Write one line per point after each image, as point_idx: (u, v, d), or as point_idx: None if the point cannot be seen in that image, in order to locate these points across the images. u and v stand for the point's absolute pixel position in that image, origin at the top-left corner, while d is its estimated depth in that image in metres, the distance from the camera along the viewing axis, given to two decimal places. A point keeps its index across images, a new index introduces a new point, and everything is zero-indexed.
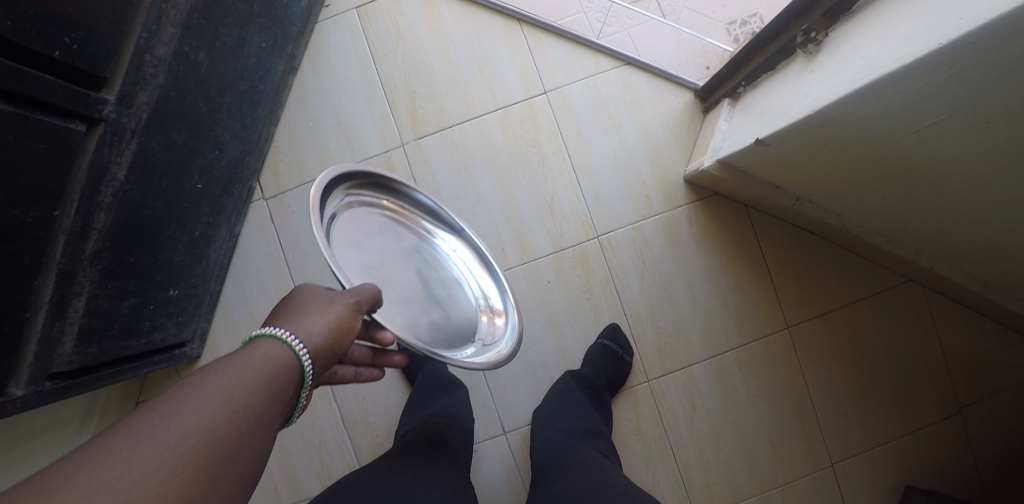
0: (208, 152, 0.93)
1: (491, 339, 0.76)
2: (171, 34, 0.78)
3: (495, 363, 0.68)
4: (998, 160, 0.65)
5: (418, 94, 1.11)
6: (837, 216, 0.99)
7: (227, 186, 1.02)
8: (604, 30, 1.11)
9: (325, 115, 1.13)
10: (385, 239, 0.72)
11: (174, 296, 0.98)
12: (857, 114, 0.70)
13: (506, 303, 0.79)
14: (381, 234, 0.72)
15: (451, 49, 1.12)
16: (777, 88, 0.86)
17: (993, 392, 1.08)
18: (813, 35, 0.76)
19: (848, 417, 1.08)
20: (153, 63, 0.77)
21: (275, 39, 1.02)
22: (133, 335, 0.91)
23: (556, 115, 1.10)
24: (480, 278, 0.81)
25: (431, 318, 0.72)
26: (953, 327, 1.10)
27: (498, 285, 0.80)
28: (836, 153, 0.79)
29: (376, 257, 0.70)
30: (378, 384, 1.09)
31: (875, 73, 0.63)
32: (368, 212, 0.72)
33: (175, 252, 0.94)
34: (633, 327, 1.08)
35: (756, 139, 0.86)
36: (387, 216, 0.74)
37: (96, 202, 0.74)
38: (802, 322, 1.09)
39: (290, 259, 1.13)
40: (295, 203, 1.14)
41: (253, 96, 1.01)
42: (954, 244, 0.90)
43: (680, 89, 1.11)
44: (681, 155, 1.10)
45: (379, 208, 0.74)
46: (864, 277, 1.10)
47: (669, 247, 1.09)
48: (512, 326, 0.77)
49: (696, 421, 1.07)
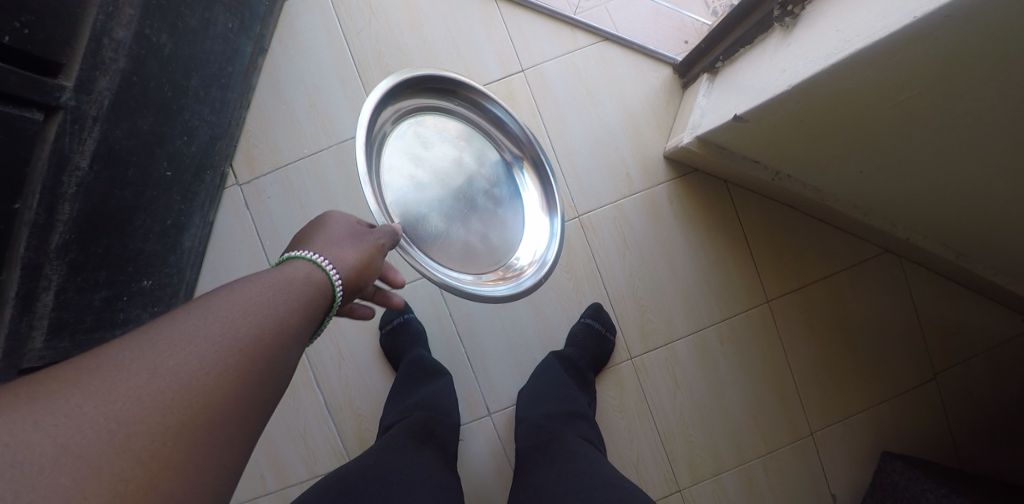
0: (176, 138, 0.90)
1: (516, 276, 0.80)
2: (129, 16, 0.74)
3: (491, 296, 0.72)
4: (972, 129, 0.66)
5: (393, 74, 1.09)
6: (815, 190, 0.99)
7: (198, 172, 1.00)
8: (581, 5, 1.09)
9: (296, 97, 1.09)
10: (465, 149, 0.81)
11: (147, 286, 0.96)
12: (833, 89, 0.69)
13: (547, 252, 0.82)
14: (464, 143, 0.81)
15: (425, 27, 1.09)
16: (755, 62, 0.85)
17: (966, 358, 1.11)
18: (790, 8, 0.76)
19: (827, 387, 1.10)
20: (112, 46, 0.73)
21: (242, 18, 0.98)
22: (107, 327, 0.89)
23: (534, 94, 1.08)
24: (539, 220, 0.86)
25: (467, 231, 0.78)
26: (928, 295, 1.12)
27: (552, 233, 0.84)
28: (813, 127, 0.79)
29: (445, 160, 0.79)
30: (361, 370, 1.09)
31: (850, 48, 0.62)
32: (462, 121, 0.82)
33: (146, 241, 0.91)
34: (616, 306, 1.08)
35: (734, 114, 0.86)
36: (478, 129, 0.84)
37: (60, 194, 0.72)
38: (782, 296, 1.10)
39: (266, 244, 1.09)
40: (269, 188, 1.09)
41: (222, 79, 0.98)
42: (930, 215, 0.91)
43: (659, 64, 1.10)
44: (660, 132, 1.09)
45: (472, 120, 0.83)
46: (843, 249, 1.11)
47: (650, 225, 1.09)
48: (536, 273, 0.79)
49: (679, 396, 1.08)
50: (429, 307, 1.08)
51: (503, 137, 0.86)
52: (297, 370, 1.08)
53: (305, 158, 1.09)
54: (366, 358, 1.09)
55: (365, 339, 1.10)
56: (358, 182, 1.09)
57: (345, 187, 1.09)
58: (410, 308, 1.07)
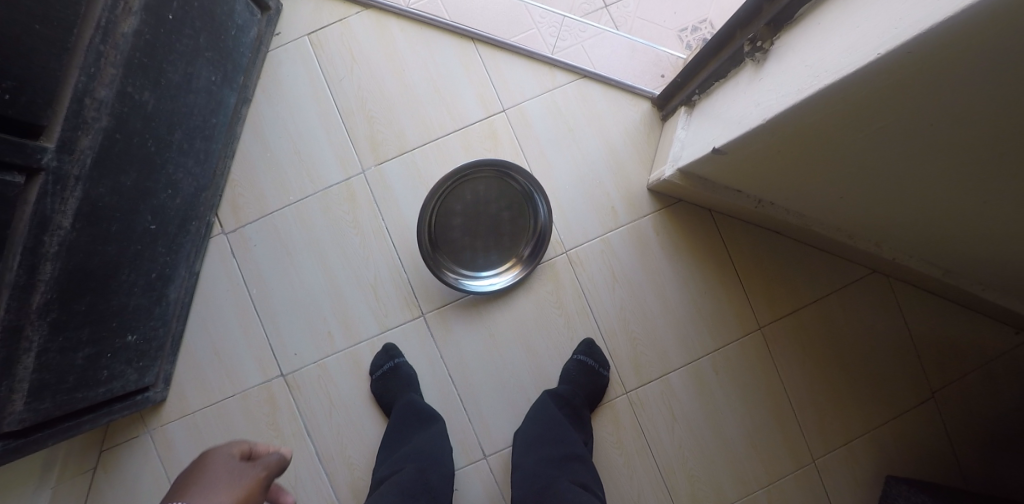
0: (161, 191, 0.89)
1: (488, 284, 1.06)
2: (112, 75, 0.75)
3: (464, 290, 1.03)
4: (947, 163, 0.66)
5: (375, 119, 1.10)
6: (799, 216, 1.00)
7: (183, 224, 0.98)
8: (558, 45, 1.11)
9: (281, 145, 1.10)
10: (496, 204, 1.04)
11: (133, 341, 0.93)
12: (806, 122, 0.70)
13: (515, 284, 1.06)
14: (496, 200, 1.04)
15: (407, 72, 1.10)
16: (729, 95, 0.87)
17: (963, 375, 1.10)
18: (759, 44, 0.78)
19: (826, 412, 1.09)
20: (94, 106, 0.73)
21: (224, 71, 0.99)
22: (90, 386, 0.87)
23: (515, 132, 1.10)
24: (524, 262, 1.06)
25: (473, 249, 1.05)
26: (921, 313, 1.11)
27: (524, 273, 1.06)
28: (790, 157, 0.80)
29: (479, 206, 1.03)
30: (353, 417, 1.06)
31: (819, 83, 0.62)
32: (500, 185, 1.04)
33: (131, 296, 0.90)
34: (608, 340, 1.08)
35: (713, 147, 0.87)
36: (508, 190, 1.04)
37: (41, 254, 0.71)
38: (774, 322, 1.10)
39: (254, 294, 1.08)
40: (256, 236, 1.08)
41: (205, 131, 0.98)
42: (915, 237, 0.91)
43: (638, 99, 1.12)
44: (643, 164, 1.10)
45: (507, 183, 1.04)
46: (832, 272, 1.11)
47: (638, 257, 1.09)
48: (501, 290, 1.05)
49: (677, 429, 1.07)
50: (419, 349, 1.07)
51: (529, 203, 1.05)
52: (288, 421, 1.06)
53: (292, 205, 1.09)
54: (358, 405, 1.07)
55: (356, 384, 1.07)
56: (344, 227, 1.08)
57: (331, 233, 1.08)
58: (400, 352, 1.06)
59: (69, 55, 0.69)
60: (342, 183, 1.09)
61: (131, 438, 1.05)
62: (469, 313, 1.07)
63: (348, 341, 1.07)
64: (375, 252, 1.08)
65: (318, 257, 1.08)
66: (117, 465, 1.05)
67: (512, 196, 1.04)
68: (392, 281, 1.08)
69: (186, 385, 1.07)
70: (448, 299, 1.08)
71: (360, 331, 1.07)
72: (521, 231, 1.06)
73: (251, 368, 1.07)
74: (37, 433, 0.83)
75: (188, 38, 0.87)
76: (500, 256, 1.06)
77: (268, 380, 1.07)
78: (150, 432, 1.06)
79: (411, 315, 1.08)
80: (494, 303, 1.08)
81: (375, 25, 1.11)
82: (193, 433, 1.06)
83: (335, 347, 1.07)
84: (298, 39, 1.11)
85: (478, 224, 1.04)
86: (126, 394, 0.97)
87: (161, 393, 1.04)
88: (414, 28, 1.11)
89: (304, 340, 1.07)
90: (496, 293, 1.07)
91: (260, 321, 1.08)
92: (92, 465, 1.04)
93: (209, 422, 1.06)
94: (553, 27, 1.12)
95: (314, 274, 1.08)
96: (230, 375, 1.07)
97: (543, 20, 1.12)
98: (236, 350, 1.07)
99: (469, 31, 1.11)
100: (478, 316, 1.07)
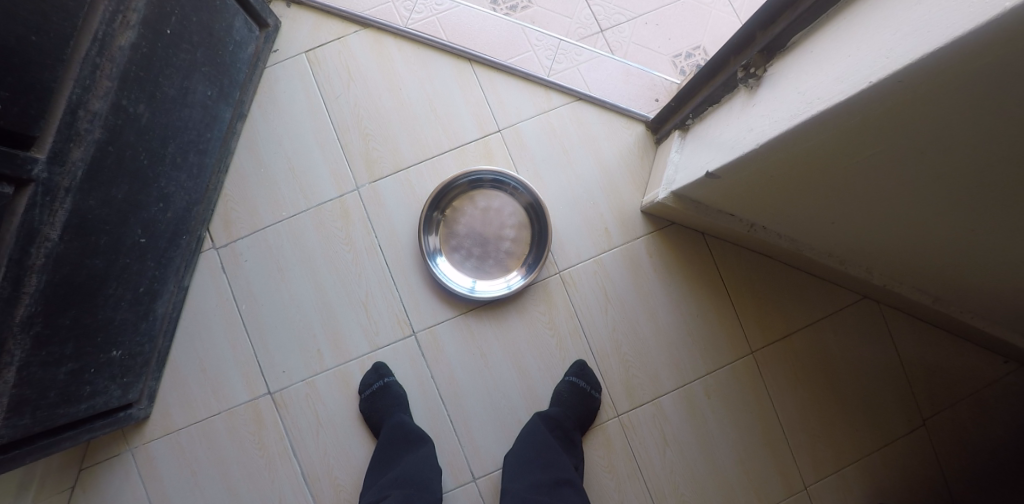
0: (152, 205, 0.89)
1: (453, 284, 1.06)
2: (107, 88, 0.75)
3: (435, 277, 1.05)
4: (938, 192, 0.66)
5: (371, 136, 1.10)
6: (791, 241, 1.00)
7: (174, 237, 0.97)
8: (554, 68, 1.13)
9: (275, 161, 1.09)
10: (504, 223, 1.08)
11: (118, 356, 0.92)
12: (798, 148, 0.71)
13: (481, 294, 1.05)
14: (506, 220, 1.08)
15: (404, 91, 1.11)
16: (722, 120, 0.88)
17: (953, 402, 1.10)
18: (753, 70, 0.79)
19: (818, 438, 1.09)
20: (87, 118, 0.73)
21: (221, 86, 0.99)
22: (72, 402, 0.85)
23: (510, 152, 1.11)
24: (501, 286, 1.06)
25: (462, 251, 1.08)
26: (911, 339, 1.12)
27: (496, 293, 1.05)
28: (783, 182, 0.80)
29: (488, 216, 1.08)
30: (340, 437, 1.04)
31: (812, 110, 0.63)
32: (517, 210, 1.08)
33: (118, 310, 0.88)
34: (600, 362, 1.07)
35: (706, 171, 0.87)
36: (522, 217, 1.08)
37: (27, 266, 0.70)
38: (766, 346, 1.10)
39: (243, 310, 1.07)
40: (247, 251, 1.07)
41: (200, 145, 0.97)
42: (905, 263, 0.92)
43: (632, 121, 1.13)
44: (637, 187, 1.11)
45: (524, 211, 1.08)
46: (823, 297, 1.12)
47: (631, 279, 1.09)
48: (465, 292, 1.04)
49: (669, 453, 1.06)
50: (409, 369, 1.06)
51: (535, 237, 1.08)
52: (275, 440, 1.04)
53: (285, 221, 1.08)
54: (346, 425, 1.05)
55: (345, 403, 1.05)
56: (336, 243, 1.08)
57: (324, 249, 1.08)
58: (390, 371, 1.05)
59: (64, 66, 0.69)
60: (336, 200, 1.09)
61: (112, 456, 1.03)
62: (461, 332, 1.06)
63: (337, 359, 1.06)
64: (367, 269, 1.08)
65: (310, 273, 1.07)
66: (96, 483, 1.02)
67: (523, 232, 1.08)
68: (384, 298, 1.07)
69: (171, 401, 1.04)
70: (440, 318, 1.07)
71: (350, 349, 1.06)
72: (509, 265, 1.08)
73: (238, 386, 1.05)
74: (15, 450, 0.81)
75: (186, 53, 0.87)
76: (477, 272, 1.08)
77: (255, 398, 1.05)
78: (132, 450, 1.03)
79: (402, 334, 1.06)
80: (486, 323, 1.07)
81: (373, 43, 1.12)
82: (176, 451, 1.04)
83: (324, 365, 1.06)
84: (296, 56, 1.11)
85: (480, 228, 1.08)
86: (109, 411, 0.95)
87: (144, 410, 1.01)
88: (411, 47, 1.12)
89: (294, 357, 1.06)
90: (486, 313, 1.07)
91: (248, 337, 1.06)
92: (71, 484, 1.01)
93: (193, 440, 1.04)
94: (549, 50, 1.13)
95: (305, 291, 1.07)
96: (216, 392, 1.05)
97: (539, 42, 1.13)
98: (224, 366, 1.05)
99: (466, 51, 1.12)
100: (470, 335, 1.06)
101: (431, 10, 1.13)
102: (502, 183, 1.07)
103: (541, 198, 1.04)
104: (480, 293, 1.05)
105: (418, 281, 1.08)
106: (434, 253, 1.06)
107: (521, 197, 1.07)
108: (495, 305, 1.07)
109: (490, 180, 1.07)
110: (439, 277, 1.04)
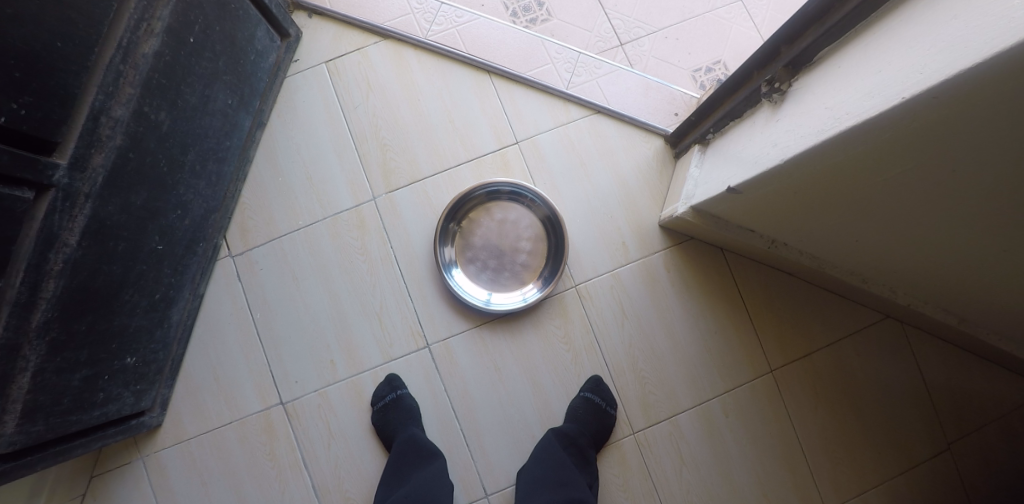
0: (170, 212, 0.89)
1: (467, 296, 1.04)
2: (129, 95, 0.75)
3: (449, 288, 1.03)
4: (970, 211, 0.64)
5: (389, 147, 1.10)
6: (813, 258, 0.98)
7: (191, 244, 0.97)
8: (573, 80, 1.12)
9: (293, 169, 1.09)
10: (518, 236, 1.07)
11: (132, 363, 0.91)
12: (826, 165, 0.69)
13: (489, 304, 1.04)
14: (521, 232, 1.07)
15: (422, 101, 1.11)
16: (744, 134, 0.86)
17: (980, 426, 1.07)
18: (778, 85, 0.77)
19: (838, 459, 1.06)
20: (109, 124, 0.73)
21: (242, 95, 0.99)
22: (85, 408, 0.85)
23: (528, 164, 1.10)
24: (512, 301, 1.05)
25: (477, 263, 1.07)
26: (935, 360, 1.09)
27: (507, 305, 1.04)
28: (807, 199, 0.79)
29: (503, 229, 1.07)
30: (352, 450, 1.03)
31: (841, 126, 0.61)
32: (531, 222, 1.08)
33: (133, 317, 0.88)
34: (616, 378, 1.05)
35: (728, 186, 0.86)
36: (538, 230, 1.07)
37: (45, 270, 0.70)
38: (785, 365, 1.08)
39: (257, 318, 1.06)
40: (263, 260, 1.07)
41: (219, 153, 0.98)
42: (930, 283, 0.89)
43: (650, 135, 1.12)
44: (655, 201, 1.10)
45: (538, 224, 1.07)
46: (844, 316, 1.09)
47: (648, 295, 1.08)
48: (477, 303, 1.03)
49: (685, 472, 1.04)
50: (423, 382, 1.04)
51: (551, 251, 1.07)
52: (286, 452, 1.03)
53: (301, 230, 1.08)
54: (358, 438, 1.03)
55: (357, 415, 1.04)
56: (352, 253, 1.07)
57: (339, 259, 1.07)
58: (403, 383, 1.04)
59: (89, 73, 0.70)
60: (352, 210, 1.09)
61: (124, 464, 1.02)
62: (475, 345, 1.05)
63: (350, 370, 1.05)
64: (382, 280, 1.07)
65: (325, 283, 1.07)
66: (107, 492, 1.01)
67: (539, 245, 1.07)
68: (398, 310, 1.06)
69: (183, 410, 1.04)
70: (454, 330, 1.06)
71: (363, 360, 1.05)
72: (525, 278, 1.07)
73: (250, 395, 1.04)
74: (28, 457, 0.80)
75: (208, 61, 0.88)
76: (492, 285, 1.07)
77: (267, 407, 1.04)
78: (143, 459, 1.02)
79: (416, 346, 1.05)
80: (501, 336, 1.05)
81: (392, 54, 1.12)
82: (187, 461, 1.03)
83: (337, 376, 1.05)
84: (316, 67, 1.12)
85: (495, 240, 1.07)
86: (121, 418, 0.94)
87: (156, 418, 1.01)
88: (430, 58, 1.12)
89: (306, 367, 1.05)
90: (499, 325, 1.06)
91: (262, 346, 1.06)
92: (82, 491, 1.00)
93: (204, 450, 1.03)
94: (568, 63, 1.13)
95: (320, 300, 1.06)
96: (228, 402, 1.04)
97: (559, 55, 1.13)
98: (237, 375, 1.05)
99: (485, 63, 1.12)
100: (484, 348, 1.05)
101: (451, 22, 1.13)
102: (519, 195, 1.07)
103: (558, 211, 1.04)
104: (495, 306, 1.04)
105: (433, 293, 1.07)
106: (449, 264, 1.06)
107: (537, 208, 1.07)
108: (510, 318, 1.06)
109: (507, 192, 1.07)
110: (454, 288, 1.03)
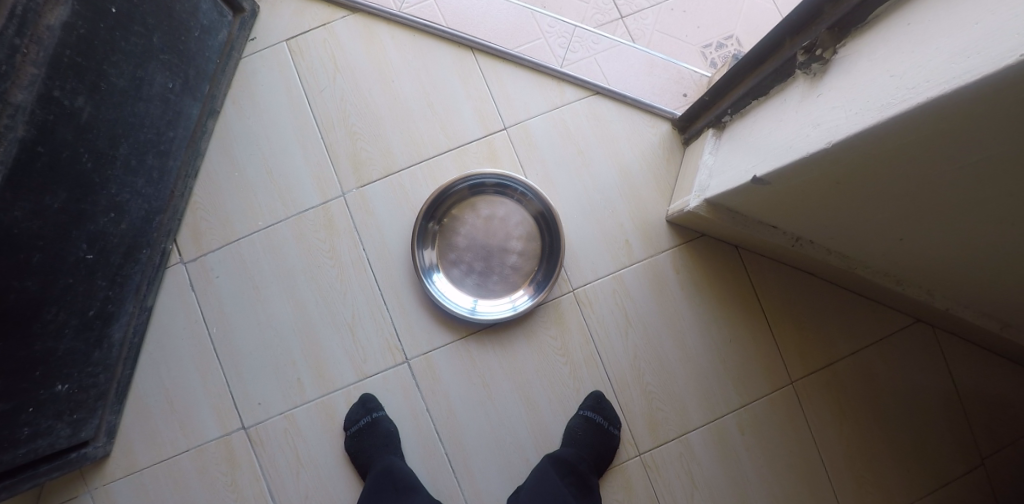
0: (101, 215, 0.76)
1: (450, 304, 0.92)
2: (32, 75, 0.62)
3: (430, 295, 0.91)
4: None
5: (360, 136, 0.97)
6: (843, 257, 0.87)
7: (131, 252, 0.85)
8: (568, 57, 1.00)
9: (252, 163, 0.97)
10: (507, 236, 0.95)
11: (64, 391, 0.79)
12: (876, 152, 0.56)
13: (473, 311, 0.93)
14: (511, 232, 0.95)
15: (397, 84, 0.98)
16: (772, 114, 0.74)
17: (1016, 440, 0.97)
18: (818, 52, 0.64)
19: (864, 479, 0.95)
20: (6, 111, 0.60)
21: (186, 78, 0.86)
22: (5, 448, 0.73)
23: (518, 153, 0.98)
24: (500, 309, 0.94)
25: (461, 267, 0.95)
26: (968, 368, 0.98)
27: (493, 314, 0.92)
28: (845, 192, 0.67)
29: (490, 228, 0.95)
30: (324, 479, 0.92)
31: (919, 97, 0.47)
32: (523, 222, 0.95)
33: (61, 339, 0.76)
34: (619, 393, 0.94)
35: (753, 176, 0.74)
36: (530, 230, 0.95)
37: None
38: (806, 376, 0.97)
39: (214, 333, 0.94)
40: (219, 266, 0.95)
41: (160, 145, 0.85)
42: (978, 286, 0.78)
43: (656, 119, 0.99)
44: (661, 194, 0.98)
45: (531, 224, 0.95)
46: (870, 320, 0.98)
47: (655, 299, 0.96)
48: (461, 311, 0.91)
49: (696, 497, 0.93)
50: (402, 401, 0.93)
51: (545, 254, 0.95)
52: (249, 482, 0.91)
53: (261, 232, 0.95)
54: (330, 465, 0.92)
55: (329, 440, 0.92)
56: (320, 256, 0.95)
57: (305, 264, 0.95)
58: (379, 405, 0.92)
59: None
60: (319, 208, 0.96)
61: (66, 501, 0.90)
62: (461, 360, 0.94)
63: (320, 390, 0.93)
64: (354, 287, 0.95)
65: (290, 292, 0.95)
66: None
67: (531, 245, 0.95)
68: (373, 320, 0.94)
69: (133, 437, 0.92)
70: (437, 343, 0.94)
71: (335, 378, 0.93)
72: (516, 282, 0.95)
73: (208, 420, 0.93)
74: None
75: (137, 37, 0.75)
76: (479, 291, 0.95)
77: (227, 433, 0.92)
78: (90, 493, 0.91)
79: (394, 361, 0.94)
80: (490, 349, 0.94)
81: (362, 30, 0.99)
82: (139, 494, 0.91)
83: (305, 397, 0.93)
84: (276, 45, 0.99)
85: (480, 241, 0.95)
86: (55, 453, 0.83)
87: (102, 449, 0.89)
88: (406, 34, 0.99)
89: (271, 387, 0.93)
90: (487, 336, 0.94)
91: (220, 364, 0.94)
92: None
93: (158, 481, 0.92)
94: (562, 37, 1.00)
95: (284, 311, 0.94)
96: (184, 427, 0.92)
97: (552, 29, 1.00)
98: (192, 398, 0.93)
99: (468, 39, 0.99)
100: (471, 363, 0.93)
101: None
102: (507, 188, 0.95)
103: (553, 206, 0.91)
104: (482, 315, 0.92)
105: (412, 301, 0.95)
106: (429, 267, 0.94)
107: (530, 206, 0.95)
108: (499, 328, 0.94)
109: (493, 185, 0.94)
110: (435, 295, 0.91)
